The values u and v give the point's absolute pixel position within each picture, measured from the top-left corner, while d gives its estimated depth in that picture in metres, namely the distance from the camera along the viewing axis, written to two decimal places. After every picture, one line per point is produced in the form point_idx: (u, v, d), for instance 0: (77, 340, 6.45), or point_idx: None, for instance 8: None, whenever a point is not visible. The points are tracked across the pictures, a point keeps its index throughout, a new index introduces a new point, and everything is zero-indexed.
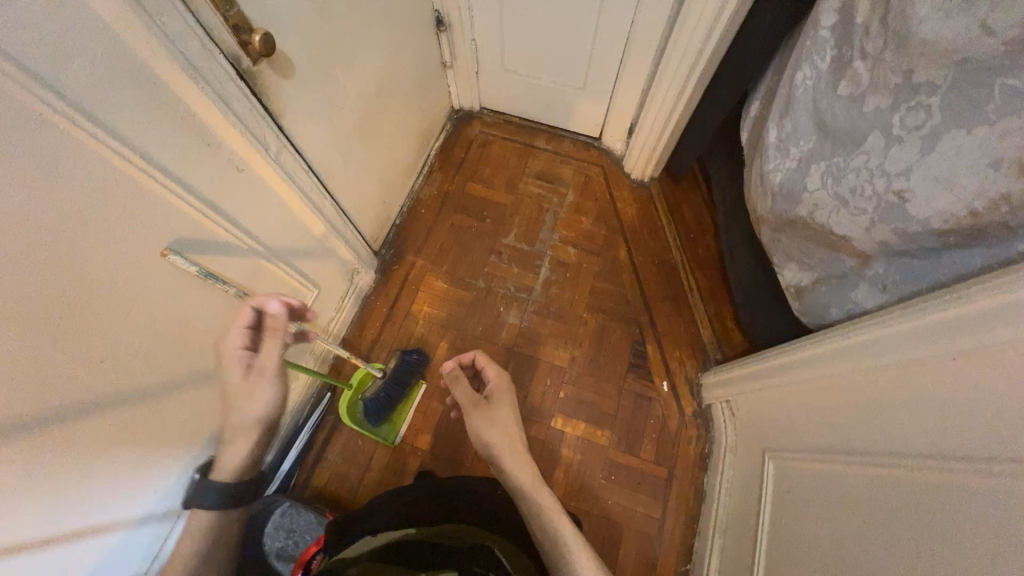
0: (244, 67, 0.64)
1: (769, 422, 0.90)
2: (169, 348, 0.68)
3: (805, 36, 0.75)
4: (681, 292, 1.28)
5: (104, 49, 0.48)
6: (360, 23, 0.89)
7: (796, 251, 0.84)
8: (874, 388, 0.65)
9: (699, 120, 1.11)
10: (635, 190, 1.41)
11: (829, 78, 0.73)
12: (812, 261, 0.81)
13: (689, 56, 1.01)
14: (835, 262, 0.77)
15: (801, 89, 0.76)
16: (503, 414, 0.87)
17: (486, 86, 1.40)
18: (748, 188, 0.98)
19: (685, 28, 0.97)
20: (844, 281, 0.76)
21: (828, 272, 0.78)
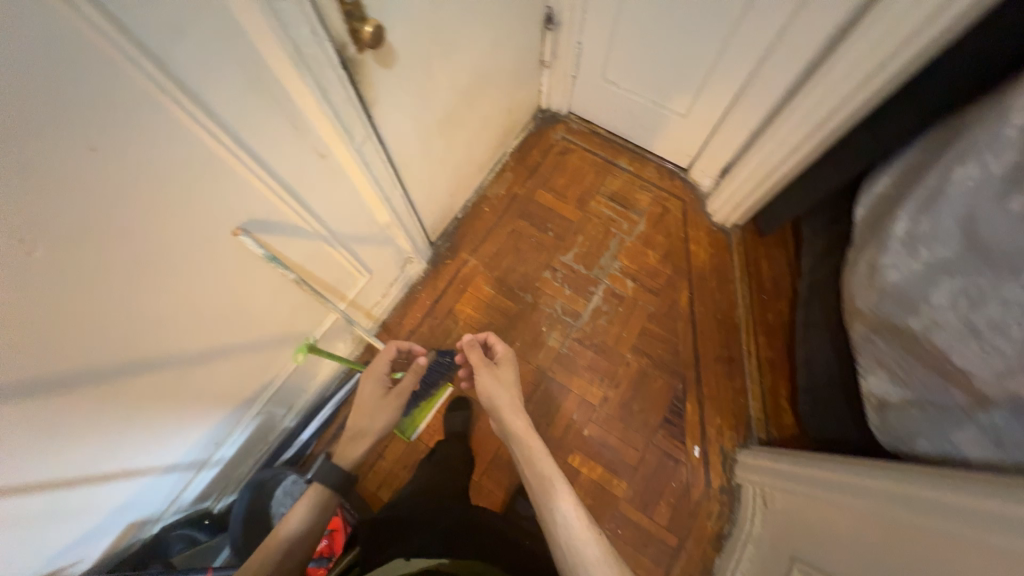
0: (348, 54, 0.61)
1: (802, 531, 0.81)
2: (223, 319, 0.69)
3: (980, 127, 0.63)
4: (737, 356, 1.19)
5: (218, 30, 0.45)
6: (472, 16, 0.84)
7: (891, 361, 0.74)
8: (933, 550, 0.56)
9: (809, 180, 1.00)
10: (712, 234, 1.31)
11: (997, 184, 0.61)
12: (909, 379, 0.71)
13: (821, 111, 0.89)
14: (939, 392, 0.67)
15: (958, 189, 0.64)
16: (508, 377, 0.89)
17: (581, 92, 1.32)
18: (849, 273, 0.87)
19: (824, 81, 0.86)
20: (946, 415, 0.65)
21: (928, 398, 0.68)
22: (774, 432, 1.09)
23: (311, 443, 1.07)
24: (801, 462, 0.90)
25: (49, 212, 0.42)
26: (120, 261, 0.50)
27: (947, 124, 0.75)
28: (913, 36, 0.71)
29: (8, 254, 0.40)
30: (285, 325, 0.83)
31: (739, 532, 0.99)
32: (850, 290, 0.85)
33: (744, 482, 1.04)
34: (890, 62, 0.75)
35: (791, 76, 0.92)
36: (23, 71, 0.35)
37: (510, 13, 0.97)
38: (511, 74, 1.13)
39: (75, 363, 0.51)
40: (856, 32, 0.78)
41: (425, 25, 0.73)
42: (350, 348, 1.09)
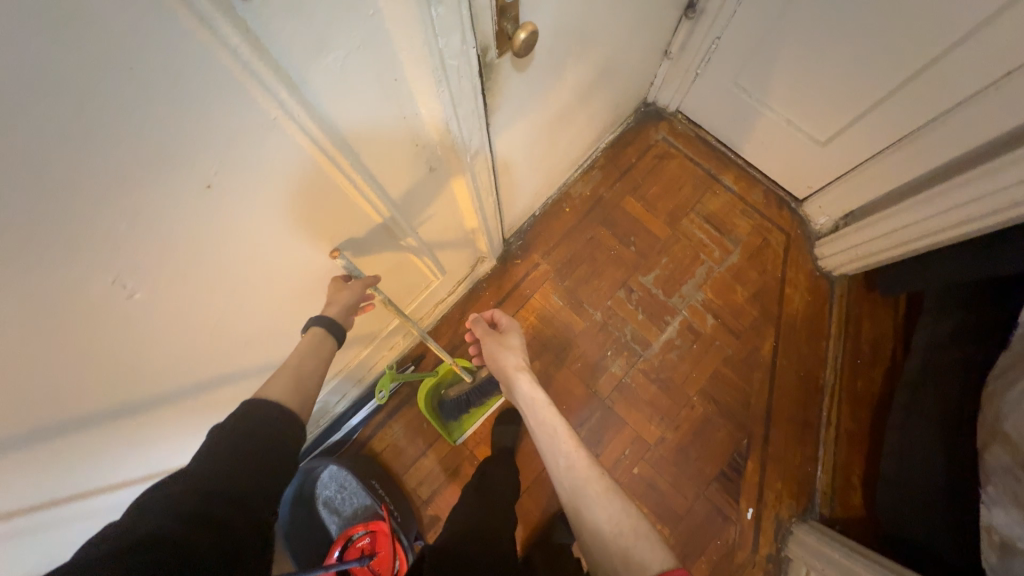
0: (488, 60, 0.50)
1: None
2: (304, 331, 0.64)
3: None
4: (814, 422, 1.09)
5: (364, 41, 0.36)
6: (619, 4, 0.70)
7: None
8: None
9: (967, 257, 0.84)
10: (814, 280, 1.16)
11: None
12: None
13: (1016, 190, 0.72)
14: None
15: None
16: (516, 341, 0.89)
17: (700, 92, 1.14)
18: (995, 383, 0.75)
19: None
20: None
21: None
22: (840, 511, 1.03)
23: (358, 429, 1.06)
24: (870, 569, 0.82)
25: (151, 252, 0.36)
26: (217, 288, 0.45)
27: None
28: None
29: (101, 295, 0.35)
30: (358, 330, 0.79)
31: None
32: (996, 405, 0.73)
33: (795, 557, 0.99)
34: None
35: (991, 133, 0.75)
36: (128, 103, 0.28)
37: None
38: (631, 66, 0.97)
39: (161, 386, 0.48)
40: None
41: (571, 18, 0.60)
42: (405, 345, 1.04)
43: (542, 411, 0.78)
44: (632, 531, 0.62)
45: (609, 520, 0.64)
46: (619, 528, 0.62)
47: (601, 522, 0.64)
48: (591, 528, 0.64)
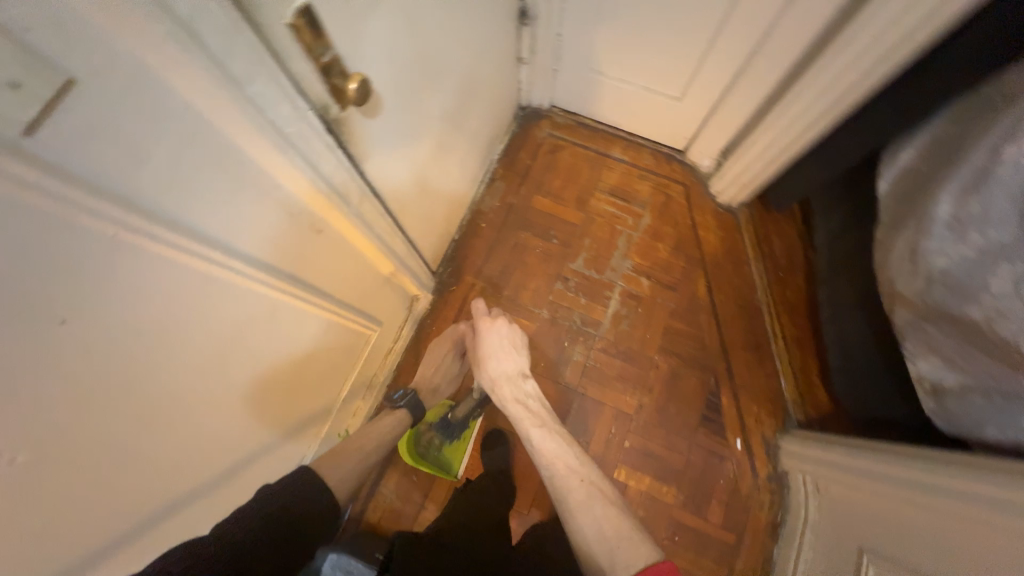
0: (333, 117, 0.52)
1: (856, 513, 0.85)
2: (247, 425, 0.62)
3: None
4: (764, 340, 1.17)
5: (182, 135, 0.37)
6: (452, 32, 0.74)
7: (944, 346, 0.71)
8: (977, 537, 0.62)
9: (823, 156, 0.95)
10: (720, 216, 1.26)
11: None
12: (968, 366, 0.68)
13: (846, 84, 0.83)
14: (1000, 380, 0.64)
15: (1016, 168, 0.60)
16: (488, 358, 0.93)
17: (565, 84, 1.23)
18: (882, 253, 0.84)
19: (851, 48, 0.79)
20: (1012, 401, 0.64)
21: (990, 384, 0.66)
22: (813, 412, 1.10)
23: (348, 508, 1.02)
24: (849, 449, 0.90)
25: (31, 407, 0.34)
26: (121, 419, 0.43)
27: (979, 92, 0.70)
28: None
29: None
30: (307, 406, 0.77)
31: (794, 519, 1.01)
32: (888, 272, 0.81)
33: (790, 469, 1.04)
34: (921, 27, 0.70)
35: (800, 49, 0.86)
36: None
37: (487, 17, 0.87)
38: (491, 80, 1.03)
39: (103, 533, 0.45)
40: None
41: (407, 58, 0.64)
42: (369, 407, 1.03)
43: (524, 425, 0.84)
44: (615, 534, 0.66)
45: (591, 524, 0.68)
46: (602, 530, 0.67)
47: (585, 531, 0.68)
48: (577, 531, 0.68)
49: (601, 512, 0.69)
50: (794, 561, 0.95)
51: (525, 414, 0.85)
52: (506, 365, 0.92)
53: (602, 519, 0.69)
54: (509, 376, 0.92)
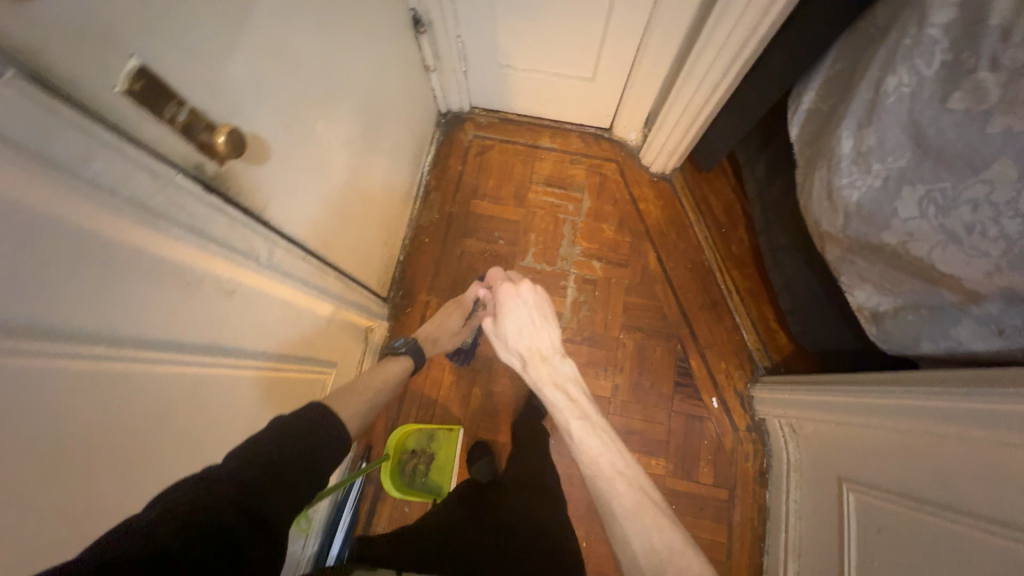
0: (210, 173, 0.49)
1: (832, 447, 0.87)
2: (211, 446, 0.58)
3: (902, 31, 0.60)
4: (720, 297, 1.20)
5: (27, 238, 0.33)
6: (335, 58, 0.71)
7: (873, 273, 0.74)
8: (936, 448, 0.65)
9: (735, 111, 0.98)
10: (656, 185, 1.28)
11: (932, 87, 0.58)
12: (896, 288, 0.71)
13: (737, 41, 0.84)
14: (929, 294, 0.67)
15: (896, 97, 0.61)
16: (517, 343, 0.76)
17: (478, 84, 1.22)
18: (804, 196, 0.86)
19: (733, 7, 0.80)
20: (940, 313, 0.67)
21: (918, 301, 0.69)
22: (777, 357, 1.13)
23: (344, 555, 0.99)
24: (823, 387, 0.90)
25: None
26: (49, 521, 0.38)
27: (857, 30, 0.73)
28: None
29: None
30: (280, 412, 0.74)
31: (778, 463, 1.04)
32: (812, 213, 0.84)
33: (766, 415, 1.07)
34: None
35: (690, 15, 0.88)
36: None
37: (376, 34, 0.84)
38: (398, 94, 1.00)
39: None
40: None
41: (285, 97, 0.60)
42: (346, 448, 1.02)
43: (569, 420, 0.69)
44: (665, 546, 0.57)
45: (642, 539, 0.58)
46: (650, 546, 0.57)
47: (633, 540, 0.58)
48: (622, 542, 0.59)
49: (651, 525, 0.58)
50: (784, 503, 0.99)
51: (565, 402, 0.69)
52: (539, 342, 0.75)
53: (653, 528, 0.59)
54: (542, 355, 0.75)
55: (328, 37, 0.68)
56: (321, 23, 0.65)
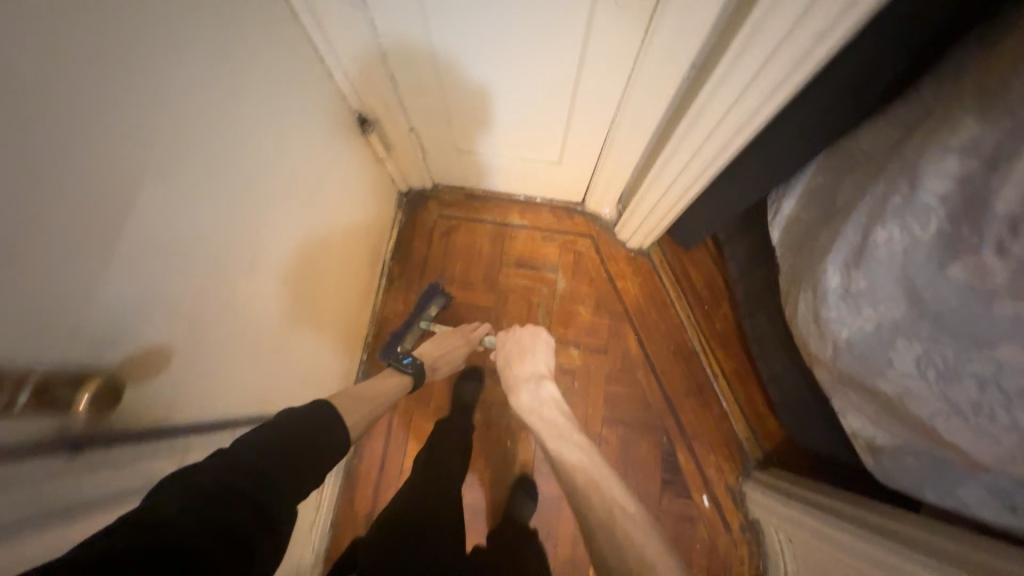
0: (79, 430, 0.41)
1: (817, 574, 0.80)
2: None
3: (896, 185, 0.54)
4: (705, 382, 1.13)
5: None
6: (253, 210, 0.62)
7: (868, 409, 0.68)
8: None
9: (711, 206, 0.91)
10: (633, 260, 1.20)
11: (927, 254, 0.51)
12: (893, 430, 0.65)
13: (708, 151, 0.76)
14: (931, 448, 0.61)
15: (887, 250, 0.55)
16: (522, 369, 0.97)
17: (439, 166, 1.13)
18: (790, 310, 0.79)
19: (704, 119, 0.72)
20: (947, 470, 0.61)
21: (919, 449, 0.63)
22: (769, 446, 1.07)
23: None
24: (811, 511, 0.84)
25: None
26: None
27: (837, 149, 0.66)
28: (796, 69, 0.58)
29: None
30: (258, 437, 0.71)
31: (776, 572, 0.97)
32: (798, 329, 0.78)
33: (760, 517, 1.01)
34: (767, 98, 0.63)
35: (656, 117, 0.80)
36: None
37: (307, 156, 0.75)
38: (345, 198, 0.91)
39: None
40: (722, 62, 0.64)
41: (181, 287, 0.51)
42: None
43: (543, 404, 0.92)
44: None
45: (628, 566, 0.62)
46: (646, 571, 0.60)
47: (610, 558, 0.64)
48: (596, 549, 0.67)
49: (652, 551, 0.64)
50: None
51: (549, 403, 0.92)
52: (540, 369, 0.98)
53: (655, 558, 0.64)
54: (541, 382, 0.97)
55: (241, 193, 0.59)
56: (225, 184, 0.56)
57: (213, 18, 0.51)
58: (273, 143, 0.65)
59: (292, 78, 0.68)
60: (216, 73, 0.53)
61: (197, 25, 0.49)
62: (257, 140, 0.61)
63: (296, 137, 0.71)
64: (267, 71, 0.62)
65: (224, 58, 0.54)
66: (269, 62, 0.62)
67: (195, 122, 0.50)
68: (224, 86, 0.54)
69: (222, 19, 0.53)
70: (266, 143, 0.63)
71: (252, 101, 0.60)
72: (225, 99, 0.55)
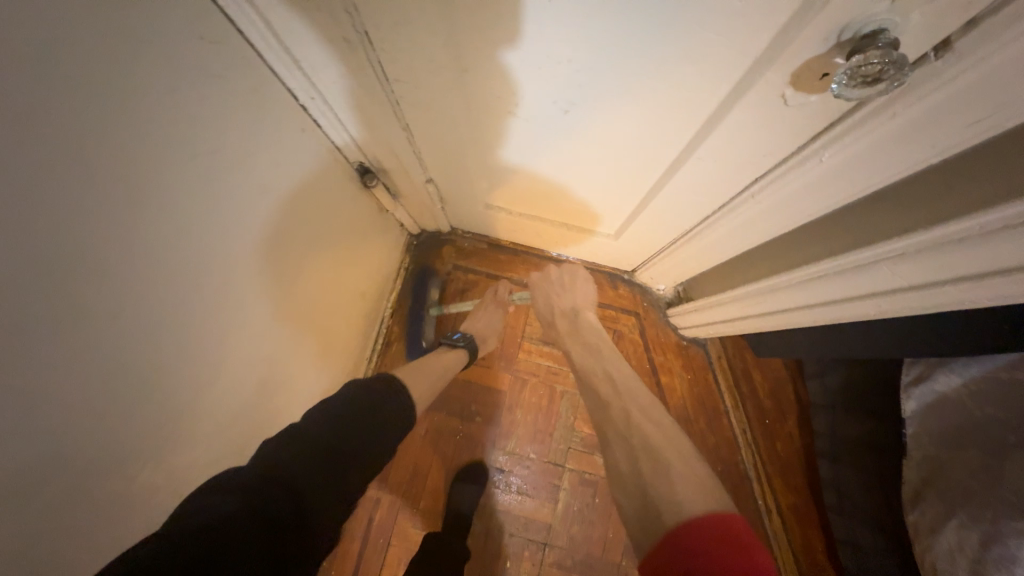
0: None
1: None
2: None
3: None
4: (755, 518, 0.90)
5: None
6: (163, 371, 0.41)
7: None
8: None
9: (809, 338, 0.68)
10: (684, 350, 0.99)
11: None
12: None
13: (844, 313, 0.51)
14: None
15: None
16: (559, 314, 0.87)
17: (462, 216, 0.92)
18: (914, 516, 0.56)
19: (862, 280, 0.46)
20: None
21: None
22: None
23: None
24: None
25: None
26: None
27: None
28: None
29: None
30: None
31: None
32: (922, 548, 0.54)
33: None
34: (989, 301, 0.38)
35: (765, 236, 0.55)
36: None
37: (269, 250, 0.53)
38: (331, 273, 0.69)
39: None
40: (935, 218, 0.39)
41: (29, 542, 0.31)
42: None
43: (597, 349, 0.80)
44: None
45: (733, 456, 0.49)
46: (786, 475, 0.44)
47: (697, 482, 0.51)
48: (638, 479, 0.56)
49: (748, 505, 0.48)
50: None
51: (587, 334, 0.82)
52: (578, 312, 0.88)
53: None
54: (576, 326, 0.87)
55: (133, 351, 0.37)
56: (106, 365, 0.35)
57: (67, 120, 0.29)
58: (206, 259, 0.43)
59: (245, 153, 0.45)
60: (81, 205, 0.31)
61: (29, 144, 0.27)
62: (173, 270, 0.39)
63: (253, 230, 0.49)
64: (196, 162, 0.39)
65: (100, 175, 0.31)
66: (201, 146, 0.40)
67: (30, 308, 0.29)
68: (101, 221, 0.32)
69: (94, 111, 0.30)
70: (191, 265, 0.41)
71: (163, 220, 0.37)
72: (103, 240, 0.33)
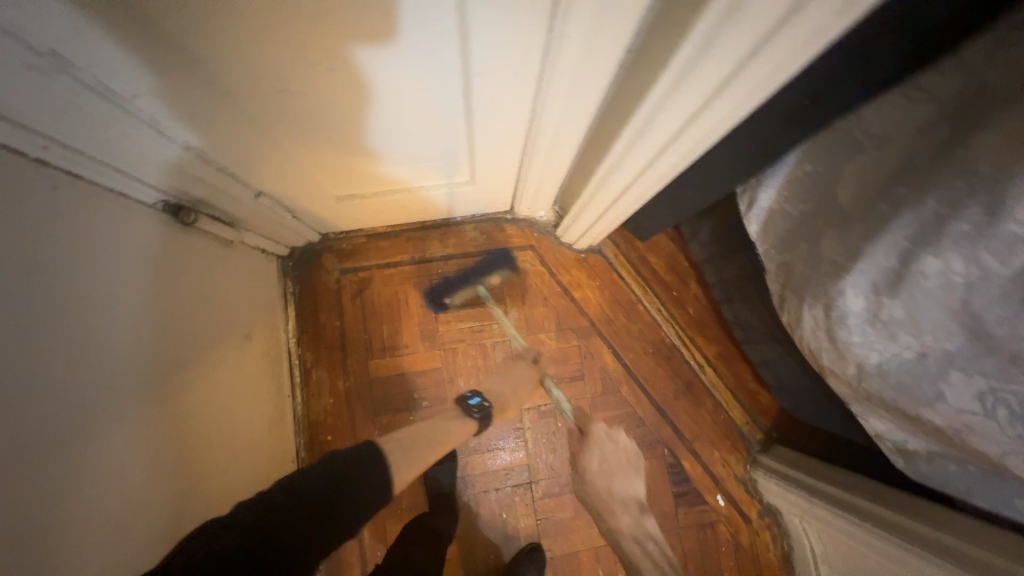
0: None
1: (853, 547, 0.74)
2: None
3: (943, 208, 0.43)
4: (691, 376, 1.01)
5: None
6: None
7: (892, 416, 0.57)
8: None
9: (664, 206, 0.74)
10: (584, 262, 1.04)
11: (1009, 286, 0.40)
12: (927, 436, 0.56)
13: (663, 167, 0.55)
14: (964, 455, 0.53)
15: (941, 282, 0.43)
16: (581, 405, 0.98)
17: (321, 218, 0.87)
18: (785, 316, 0.65)
19: (653, 134, 0.49)
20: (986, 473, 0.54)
21: (949, 452, 0.55)
22: (767, 423, 0.99)
23: None
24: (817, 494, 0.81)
25: None
26: None
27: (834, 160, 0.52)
28: (782, 73, 0.38)
29: None
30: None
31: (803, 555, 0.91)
32: (796, 337, 0.63)
33: (777, 504, 0.94)
34: (741, 108, 0.42)
35: (577, 126, 0.58)
36: None
37: (88, 330, 0.46)
38: (189, 328, 0.63)
39: None
40: (669, 48, 0.40)
41: None
42: None
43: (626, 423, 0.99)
44: None
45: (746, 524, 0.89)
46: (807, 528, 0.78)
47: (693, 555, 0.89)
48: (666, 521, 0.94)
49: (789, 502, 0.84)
50: None
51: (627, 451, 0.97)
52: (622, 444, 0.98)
53: None
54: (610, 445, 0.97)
55: None
56: None
57: None
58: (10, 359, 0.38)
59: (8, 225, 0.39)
60: None
61: None
62: None
63: (59, 310, 0.43)
64: None
65: None
66: None
67: None
68: None
69: None
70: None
71: None
72: None
